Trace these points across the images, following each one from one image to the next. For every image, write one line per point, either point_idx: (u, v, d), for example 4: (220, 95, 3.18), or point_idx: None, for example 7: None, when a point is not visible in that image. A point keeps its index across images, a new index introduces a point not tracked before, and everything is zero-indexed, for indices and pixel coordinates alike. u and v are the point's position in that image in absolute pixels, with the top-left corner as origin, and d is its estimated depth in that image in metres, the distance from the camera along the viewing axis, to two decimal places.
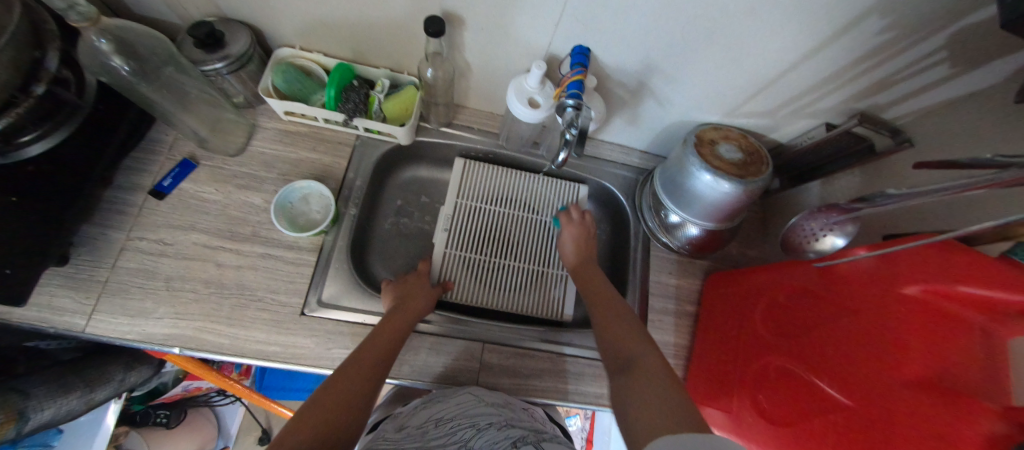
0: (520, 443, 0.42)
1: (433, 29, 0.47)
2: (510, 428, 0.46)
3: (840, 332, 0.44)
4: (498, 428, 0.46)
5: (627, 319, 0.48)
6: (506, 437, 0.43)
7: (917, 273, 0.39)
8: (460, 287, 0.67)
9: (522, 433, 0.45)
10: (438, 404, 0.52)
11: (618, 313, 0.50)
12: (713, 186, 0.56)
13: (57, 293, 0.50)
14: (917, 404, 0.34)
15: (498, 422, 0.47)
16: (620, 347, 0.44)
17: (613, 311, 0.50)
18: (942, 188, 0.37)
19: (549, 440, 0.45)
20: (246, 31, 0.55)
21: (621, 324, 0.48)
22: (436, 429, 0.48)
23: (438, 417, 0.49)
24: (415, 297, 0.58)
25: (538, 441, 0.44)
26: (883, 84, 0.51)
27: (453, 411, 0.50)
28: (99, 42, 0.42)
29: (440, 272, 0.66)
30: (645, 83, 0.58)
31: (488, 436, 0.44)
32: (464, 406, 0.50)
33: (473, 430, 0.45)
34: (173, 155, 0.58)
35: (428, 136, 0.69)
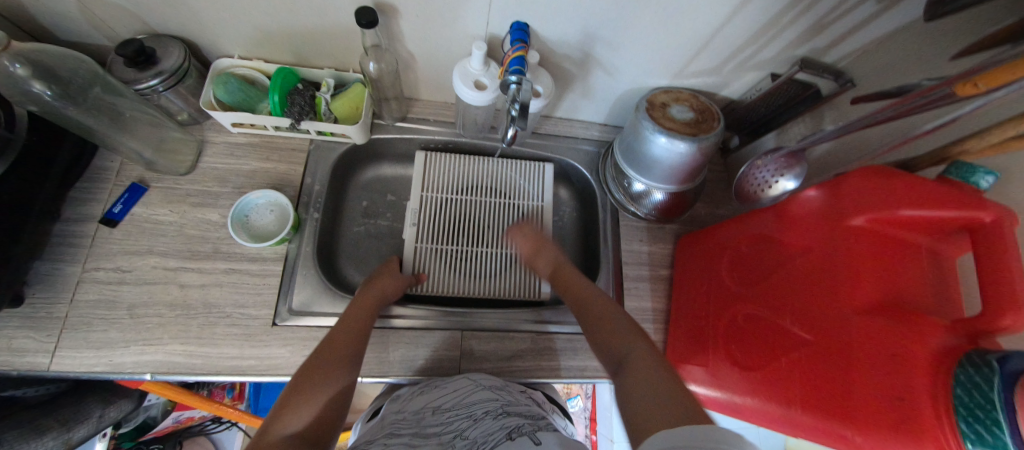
0: (515, 433, 0.42)
1: (366, 20, 0.46)
2: (507, 417, 0.45)
3: (797, 271, 0.45)
4: (494, 417, 0.45)
5: (610, 319, 0.49)
6: (502, 427, 0.43)
7: (863, 203, 0.40)
8: (436, 278, 0.67)
9: (518, 423, 0.44)
10: (435, 392, 0.51)
11: (605, 311, 0.51)
12: (669, 148, 0.56)
13: (16, 335, 0.48)
14: (875, 327, 0.36)
15: (496, 411, 0.46)
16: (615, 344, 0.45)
17: (600, 311, 0.51)
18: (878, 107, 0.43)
19: (546, 430, 0.44)
20: (178, 45, 0.54)
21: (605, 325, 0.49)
22: (432, 417, 0.47)
23: (435, 404, 0.49)
24: (377, 286, 0.57)
25: (534, 430, 0.43)
26: (819, 28, 0.52)
27: (450, 399, 0.49)
28: (13, 68, 0.40)
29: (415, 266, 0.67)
30: (589, 54, 0.58)
31: (484, 424, 0.44)
32: (461, 393, 0.50)
33: (469, 419, 0.45)
34: (122, 180, 0.57)
35: (385, 133, 0.69)
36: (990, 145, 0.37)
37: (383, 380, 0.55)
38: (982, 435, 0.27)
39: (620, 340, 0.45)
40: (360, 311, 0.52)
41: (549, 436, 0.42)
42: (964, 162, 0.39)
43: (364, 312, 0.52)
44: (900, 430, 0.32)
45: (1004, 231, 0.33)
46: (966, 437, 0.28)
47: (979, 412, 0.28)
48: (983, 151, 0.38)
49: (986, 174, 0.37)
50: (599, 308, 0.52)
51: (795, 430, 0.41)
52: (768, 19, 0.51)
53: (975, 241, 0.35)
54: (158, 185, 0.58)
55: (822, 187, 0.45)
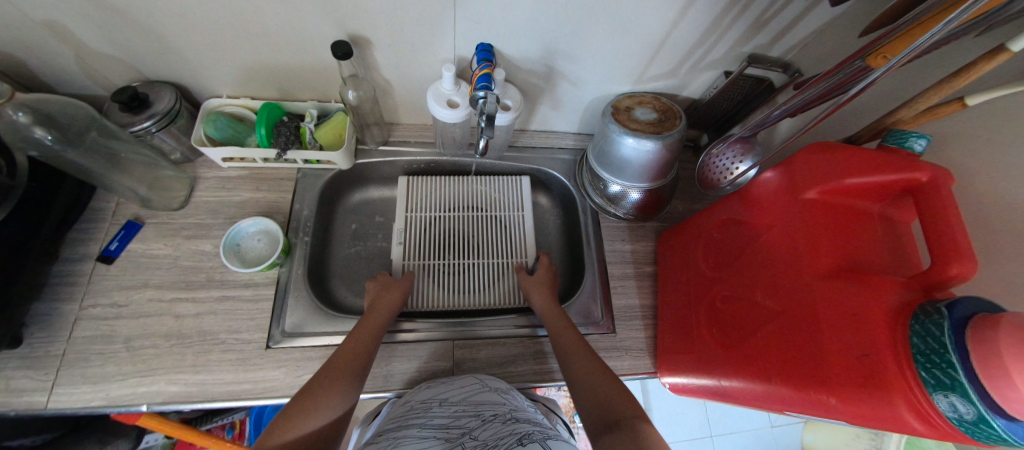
0: (525, 440, 0.41)
1: (341, 52, 0.50)
2: (516, 423, 0.45)
3: (764, 249, 0.47)
4: (503, 421, 0.45)
5: (604, 371, 0.48)
6: (512, 433, 0.43)
7: (812, 178, 0.43)
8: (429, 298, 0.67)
9: (528, 430, 0.44)
10: (440, 386, 0.52)
11: (591, 366, 0.49)
12: (636, 147, 0.59)
13: (15, 375, 0.49)
14: (835, 291, 0.38)
15: (505, 415, 0.46)
16: (601, 397, 0.45)
17: (587, 360, 0.50)
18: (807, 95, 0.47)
19: (554, 439, 0.43)
20: (170, 88, 0.58)
21: (597, 371, 0.48)
22: (439, 408, 0.48)
23: (443, 397, 0.50)
24: (381, 303, 0.58)
25: (544, 438, 0.42)
26: (758, 26, 0.56)
27: (457, 395, 0.50)
28: (17, 115, 0.45)
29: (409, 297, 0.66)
30: (553, 68, 0.63)
31: (494, 427, 0.45)
32: (468, 390, 0.51)
33: (478, 420, 0.46)
34: (118, 219, 0.60)
35: (369, 158, 0.72)
36: (920, 112, 0.42)
37: (378, 395, 0.56)
38: (942, 379, 0.29)
39: (608, 397, 0.44)
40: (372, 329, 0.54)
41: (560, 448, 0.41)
42: (899, 130, 0.42)
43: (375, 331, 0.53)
44: (868, 385, 0.33)
45: (938, 188, 0.35)
46: (927, 383, 0.30)
47: (935, 358, 0.29)
48: (914, 119, 0.43)
49: (918, 138, 0.40)
50: (588, 357, 0.50)
51: (778, 405, 0.42)
52: (711, 21, 0.55)
53: (917, 201, 0.37)
54: (153, 221, 0.60)
55: (777, 168, 0.48)
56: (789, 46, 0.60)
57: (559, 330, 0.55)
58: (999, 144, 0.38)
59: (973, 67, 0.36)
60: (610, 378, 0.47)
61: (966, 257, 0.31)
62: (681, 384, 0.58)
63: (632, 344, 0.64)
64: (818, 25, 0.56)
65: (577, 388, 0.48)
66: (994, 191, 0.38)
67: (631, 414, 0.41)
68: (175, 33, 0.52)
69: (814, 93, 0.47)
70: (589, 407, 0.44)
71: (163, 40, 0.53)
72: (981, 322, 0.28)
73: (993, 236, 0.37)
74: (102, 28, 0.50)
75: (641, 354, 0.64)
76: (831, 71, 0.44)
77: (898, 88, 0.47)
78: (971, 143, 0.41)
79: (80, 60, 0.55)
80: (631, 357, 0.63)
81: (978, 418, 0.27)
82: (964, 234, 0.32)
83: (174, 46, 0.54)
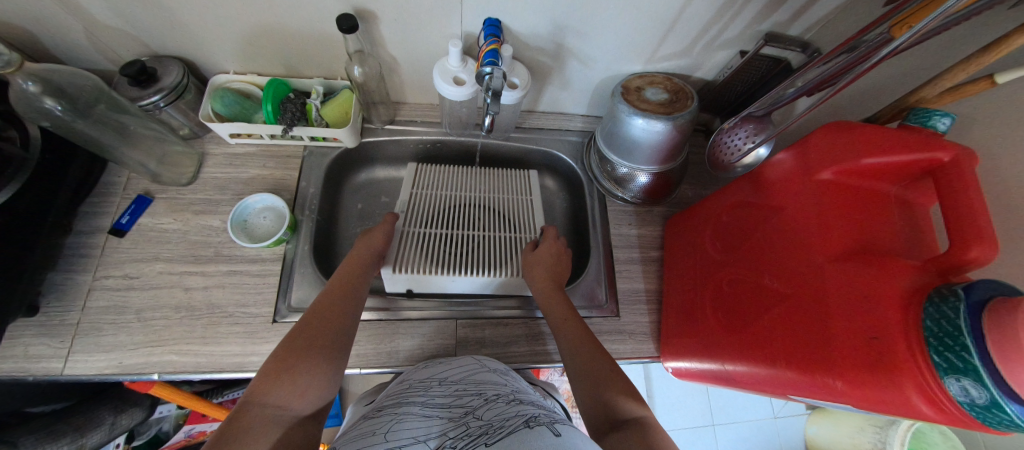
0: (532, 422, 0.39)
1: (347, 26, 0.50)
2: (519, 405, 0.44)
3: (774, 232, 0.46)
4: (507, 402, 0.44)
5: (606, 363, 0.47)
6: (518, 415, 0.41)
7: (827, 159, 0.42)
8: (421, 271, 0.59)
9: (533, 412, 0.42)
10: (439, 366, 0.53)
11: (595, 359, 0.48)
12: (646, 128, 0.58)
13: (32, 342, 0.50)
14: (847, 273, 0.37)
15: (508, 396, 0.46)
16: (600, 382, 0.44)
17: (592, 351, 0.49)
18: (823, 75, 0.46)
19: (561, 422, 0.42)
20: (177, 63, 0.59)
21: (599, 361, 0.47)
22: (439, 386, 0.49)
23: (443, 377, 0.51)
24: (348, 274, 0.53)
25: (551, 421, 0.41)
26: (778, 1, 0.54)
27: (457, 374, 0.51)
28: (26, 85, 0.46)
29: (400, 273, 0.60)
30: (562, 45, 0.61)
31: (497, 407, 0.43)
32: (467, 370, 0.52)
33: (481, 399, 0.45)
34: (129, 193, 0.60)
35: (376, 136, 0.72)
36: (946, 90, 0.41)
37: (381, 370, 0.56)
38: (955, 362, 0.28)
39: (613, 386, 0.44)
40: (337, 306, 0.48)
41: (569, 430, 0.39)
42: (922, 108, 0.41)
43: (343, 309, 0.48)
44: (875, 368, 0.32)
45: (961, 167, 0.34)
46: (939, 367, 0.29)
47: (948, 341, 0.28)
48: (938, 98, 0.42)
49: (942, 116, 0.39)
50: (595, 351, 0.49)
51: (780, 388, 0.42)
52: None
53: (937, 182, 0.36)
54: (163, 196, 0.61)
55: (790, 149, 0.47)
56: (810, 23, 0.57)
57: (562, 318, 0.54)
58: None
59: (1004, 43, 0.35)
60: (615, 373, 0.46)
61: (987, 239, 0.30)
62: (684, 368, 0.58)
63: (636, 328, 0.64)
64: (841, 1, 0.53)
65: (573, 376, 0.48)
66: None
67: (637, 414, 0.40)
68: (181, 5, 0.51)
69: (827, 72, 0.45)
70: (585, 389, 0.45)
71: (170, 14, 0.53)
72: (999, 305, 0.27)
73: (1019, 220, 0.36)
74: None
75: (645, 338, 0.63)
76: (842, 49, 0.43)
77: (924, 66, 0.45)
78: (1000, 121, 0.39)
79: (88, 33, 0.55)
80: (634, 341, 0.63)
81: (990, 403, 0.26)
82: (988, 216, 0.31)
83: (180, 18, 0.54)
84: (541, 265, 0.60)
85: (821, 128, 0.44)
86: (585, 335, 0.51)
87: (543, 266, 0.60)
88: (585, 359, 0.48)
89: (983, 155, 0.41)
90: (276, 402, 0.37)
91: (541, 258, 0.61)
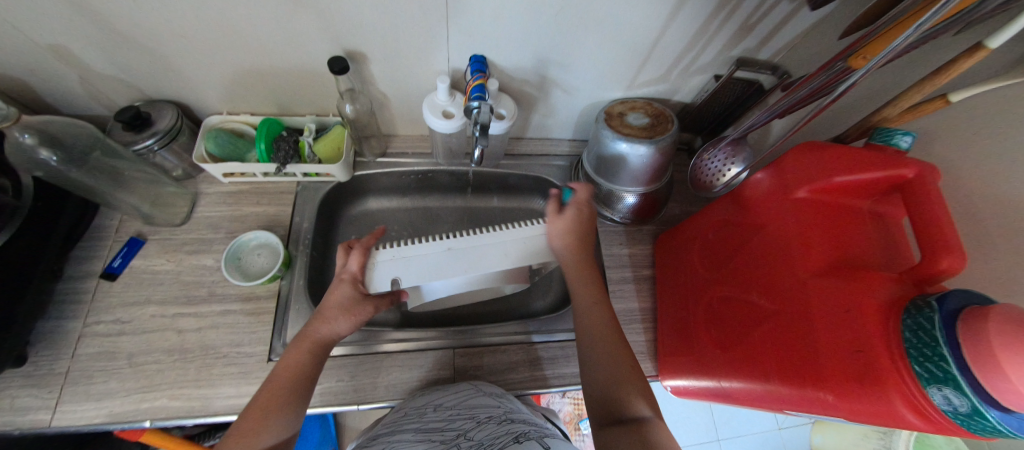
0: (521, 437, 0.41)
1: (337, 68, 0.52)
2: (511, 423, 0.45)
3: (757, 249, 0.48)
4: (497, 422, 0.45)
5: (631, 360, 0.45)
6: (508, 432, 0.43)
7: (802, 178, 0.44)
8: (412, 276, 0.51)
9: (524, 428, 0.44)
10: (436, 393, 0.53)
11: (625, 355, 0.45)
12: (630, 152, 0.60)
13: (19, 394, 0.49)
14: (829, 287, 0.38)
15: (499, 416, 0.46)
16: (613, 385, 0.43)
17: (620, 344, 0.46)
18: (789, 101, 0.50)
19: (551, 437, 0.44)
20: (172, 107, 0.60)
21: (624, 360, 0.45)
22: (434, 412, 0.48)
23: (437, 403, 0.50)
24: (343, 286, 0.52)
25: (542, 436, 0.43)
26: (745, 30, 0.58)
27: (452, 399, 0.51)
28: (24, 138, 0.48)
29: (384, 273, 0.51)
30: (546, 76, 0.64)
31: (488, 428, 0.44)
32: (462, 395, 0.52)
33: (472, 421, 0.46)
34: (121, 236, 0.60)
35: (368, 170, 0.73)
36: (905, 109, 0.43)
37: (377, 405, 0.56)
38: (935, 372, 0.29)
39: (625, 385, 0.42)
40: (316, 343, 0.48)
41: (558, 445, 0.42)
42: (885, 128, 0.44)
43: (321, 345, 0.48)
44: (864, 381, 0.33)
45: (924, 182, 0.37)
46: (921, 377, 0.30)
47: (928, 351, 0.30)
48: (899, 117, 0.44)
49: (903, 135, 0.42)
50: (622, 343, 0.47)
51: (777, 403, 0.42)
52: (698, 27, 0.57)
53: (904, 196, 0.38)
54: (155, 237, 0.61)
55: (767, 168, 0.49)
56: (776, 49, 0.61)
57: (587, 308, 0.50)
58: (986, 140, 0.39)
59: (954, 64, 0.37)
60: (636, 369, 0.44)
61: (955, 251, 0.32)
62: (682, 386, 0.58)
63: (632, 347, 0.64)
64: (802, 29, 0.57)
65: (588, 378, 0.46)
66: (984, 183, 0.38)
67: (648, 411, 0.40)
68: (177, 53, 0.53)
69: (795, 98, 0.48)
70: (591, 394, 0.44)
71: (166, 61, 0.55)
72: (971, 315, 0.28)
73: (983, 233, 0.38)
74: (106, 50, 0.52)
75: (642, 357, 0.63)
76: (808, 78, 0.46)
77: (884, 87, 0.49)
78: (957, 138, 0.42)
79: (85, 83, 0.57)
80: None
81: (972, 410, 0.27)
82: (954, 228, 0.33)
83: (176, 65, 0.55)
84: (564, 240, 0.54)
85: (796, 147, 0.47)
86: (611, 324, 0.49)
87: (577, 242, 0.54)
88: (610, 357, 0.45)
89: (944, 168, 0.43)
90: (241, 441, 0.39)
91: (572, 233, 0.54)
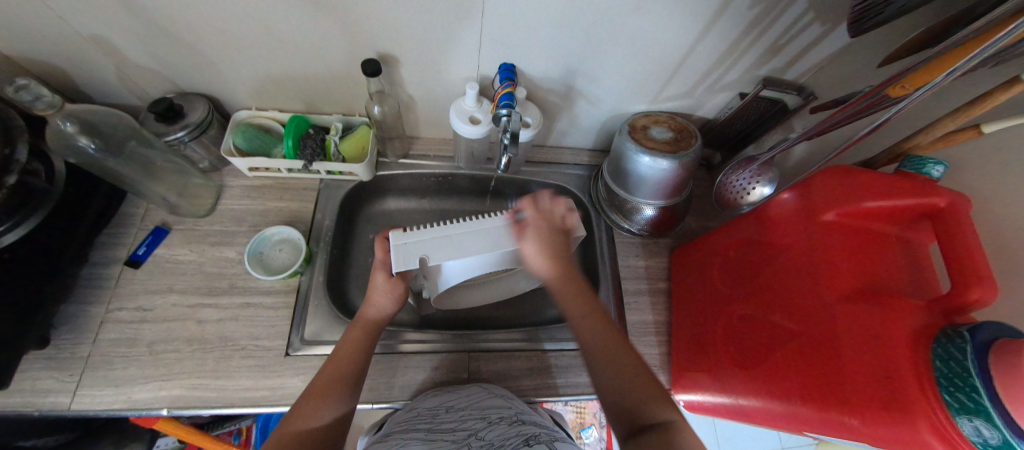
0: (532, 440, 0.42)
1: (370, 69, 0.53)
2: (522, 425, 0.45)
3: (781, 270, 0.48)
4: (509, 423, 0.45)
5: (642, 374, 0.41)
6: (518, 434, 0.43)
7: (830, 201, 0.44)
8: (441, 253, 0.51)
9: (534, 431, 0.44)
10: (446, 395, 0.52)
11: (633, 366, 0.41)
12: (652, 166, 0.60)
13: (41, 376, 0.49)
14: (856, 312, 0.39)
15: (510, 417, 0.46)
16: (637, 408, 0.38)
17: (627, 359, 0.42)
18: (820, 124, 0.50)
19: (562, 440, 0.44)
20: (203, 100, 0.61)
21: (629, 375, 0.40)
22: (447, 414, 0.48)
23: (449, 404, 0.50)
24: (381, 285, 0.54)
25: (552, 439, 0.43)
26: (774, 51, 0.58)
27: (464, 401, 0.50)
28: (65, 126, 0.48)
29: (412, 251, 0.51)
30: (572, 86, 0.65)
31: (499, 429, 0.44)
32: (474, 398, 0.52)
33: (483, 422, 0.46)
34: (146, 224, 0.61)
35: (389, 170, 0.74)
36: (938, 138, 0.43)
37: (390, 405, 0.56)
38: (966, 403, 0.29)
39: (649, 402, 0.38)
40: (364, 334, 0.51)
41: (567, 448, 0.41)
42: (916, 156, 0.44)
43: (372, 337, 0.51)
44: (890, 407, 0.33)
45: (956, 211, 0.37)
46: (952, 407, 0.30)
47: (959, 381, 0.29)
48: (931, 145, 0.44)
49: (935, 164, 0.42)
50: (625, 353, 0.42)
51: (798, 425, 0.42)
52: (727, 46, 0.57)
53: (935, 225, 0.38)
54: (180, 227, 0.62)
55: (793, 190, 0.49)
56: (804, 70, 0.61)
57: (583, 317, 0.46)
58: (1021, 175, 0.39)
59: (991, 97, 0.37)
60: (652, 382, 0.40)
61: (987, 282, 0.32)
62: (697, 402, 0.58)
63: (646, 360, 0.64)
64: (831, 52, 0.57)
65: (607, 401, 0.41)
66: (1016, 216, 0.38)
67: (664, 412, 0.37)
68: (213, 48, 0.54)
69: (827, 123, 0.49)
70: (617, 420, 0.39)
71: (202, 56, 0.56)
72: (1003, 347, 0.28)
73: (1016, 265, 0.38)
74: (146, 42, 0.53)
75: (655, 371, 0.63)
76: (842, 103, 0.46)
77: (915, 113, 0.49)
78: (989, 169, 0.42)
79: (120, 72, 0.58)
80: None
81: (1004, 443, 0.27)
82: (986, 259, 0.33)
83: (212, 60, 0.57)
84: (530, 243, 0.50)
85: (824, 171, 0.47)
86: (615, 331, 0.45)
87: (548, 236, 0.50)
88: (619, 369, 0.41)
89: (974, 199, 0.43)
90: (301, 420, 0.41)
91: (540, 230, 0.50)
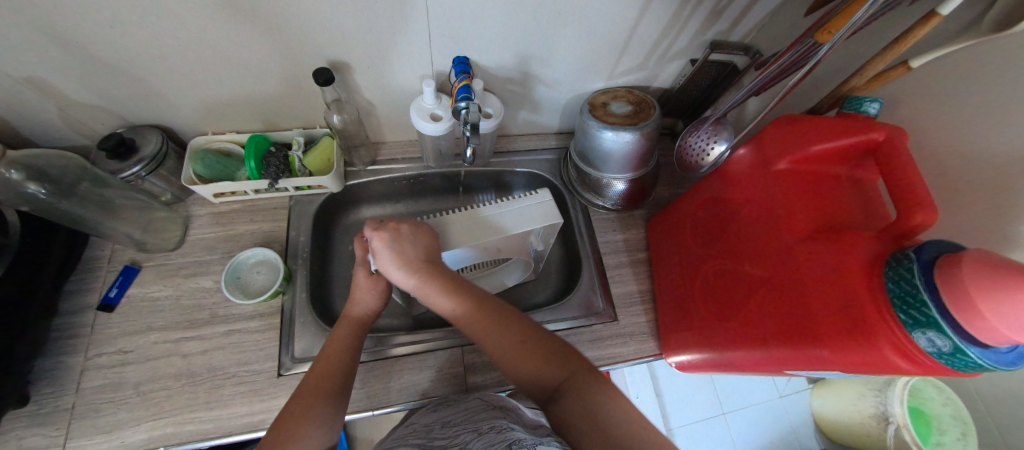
0: (514, 444, 0.40)
1: (322, 78, 0.52)
2: (509, 431, 0.45)
3: (747, 222, 0.50)
4: (497, 431, 0.45)
5: (546, 347, 0.46)
6: (502, 439, 0.42)
7: (783, 150, 0.46)
8: (420, 247, 0.52)
9: (519, 437, 0.43)
10: (443, 410, 0.53)
11: (525, 333, 0.48)
12: (615, 140, 0.62)
13: (25, 434, 0.48)
14: (815, 250, 0.41)
15: (500, 426, 0.46)
16: (539, 378, 0.45)
17: (517, 331, 0.48)
18: (766, 76, 0.51)
19: (548, 442, 0.42)
20: (156, 132, 0.60)
21: (520, 350, 0.46)
22: (441, 429, 0.48)
23: (445, 420, 0.50)
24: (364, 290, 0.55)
25: (536, 443, 0.41)
26: (717, 14, 0.59)
27: (460, 416, 0.50)
28: (9, 175, 0.46)
29: (391, 248, 0.51)
30: (528, 72, 0.65)
31: (487, 437, 0.44)
32: (471, 412, 0.51)
33: (474, 433, 0.45)
34: (115, 266, 0.60)
35: (359, 179, 0.73)
36: (871, 78, 0.46)
37: (391, 409, 0.56)
38: (917, 318, 0.31)
39: (549, 368, 0.45)
40: (351, 339, 0.51)
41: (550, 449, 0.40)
42: (854, 97, 0.46)
43: (358, 341, 0.51)
44: (856, 333, 0.35)
45: (895, 144, 0.39)
46: (907, 324, 0.32)
47: (910, 299, 0.32)
48: (866, 85, 0.47)
49: (872, 102, 0.44)
50: (514, 328, 0.48)
51: (778, 366, 0.44)
52: (671, 15, 0.59)
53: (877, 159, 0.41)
54: (151, 264, 0.60)
55: (748, 145, 0.51)
56: (747, 30, 0.63)
57: (464, 311, 0.49)
58: (951, 101, 0.41)
59: (912, 33, 0.40)
60: (537, 349, 0.46)
61: (927, 205, 0.34)
62: (686, 361, 0.60)
63: (635, 329, 0.66)
64: (769, 9, 0.59)
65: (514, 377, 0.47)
66: (951, 141, 0.41)
67: (564, 373, 0.44)
68: (156, 76, 0.53)
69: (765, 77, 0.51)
70: (527, 389, 0.46)
71: (145, 85, 0.54)
72: (945, 262, 0.31)
73: (954, 185, 0.40)
74: (84, 79, 0.51)
75: (645, 338, 0.65)
76: (780, 55, 0.49)
77: (849, 59, 0.51)
78: (922, 100, 0.45)
79: (62, 113, 0.56)
80: (635, 342, 0.65)
81: (955, 349, 0.29)
82: (922, 184, 0.35)
83: (158, 88, 0.55)
84: (383, 258, 0.51)
85: (775, 123, 0.48)
86: (501, 306, 0.50)
87: (406, 252, 0.51)
88: (519, 350, 0.46)
89: (912, 130, 0.46)
90: (288, 435, 0.40)
91: (408, 246, 0.52)
